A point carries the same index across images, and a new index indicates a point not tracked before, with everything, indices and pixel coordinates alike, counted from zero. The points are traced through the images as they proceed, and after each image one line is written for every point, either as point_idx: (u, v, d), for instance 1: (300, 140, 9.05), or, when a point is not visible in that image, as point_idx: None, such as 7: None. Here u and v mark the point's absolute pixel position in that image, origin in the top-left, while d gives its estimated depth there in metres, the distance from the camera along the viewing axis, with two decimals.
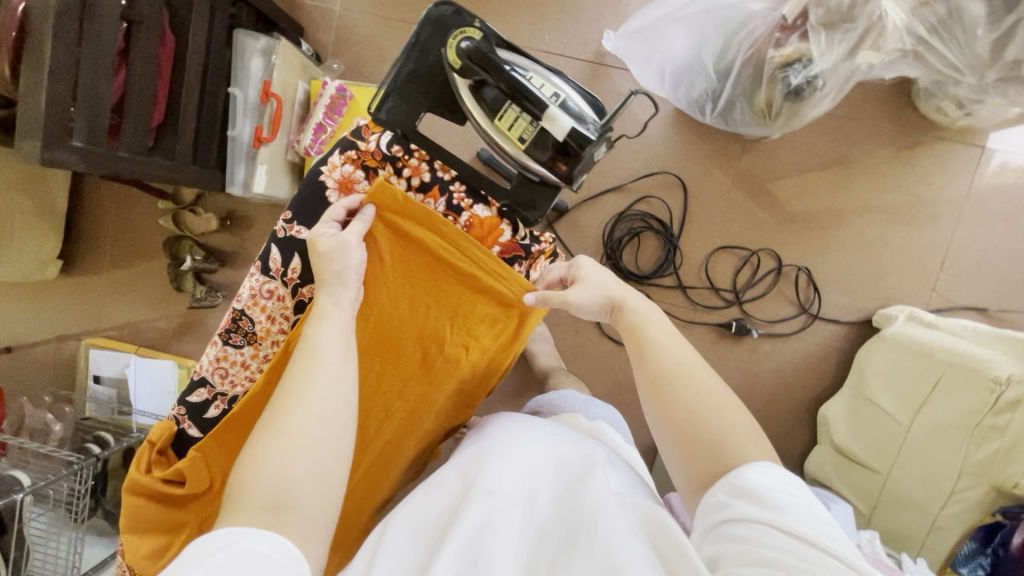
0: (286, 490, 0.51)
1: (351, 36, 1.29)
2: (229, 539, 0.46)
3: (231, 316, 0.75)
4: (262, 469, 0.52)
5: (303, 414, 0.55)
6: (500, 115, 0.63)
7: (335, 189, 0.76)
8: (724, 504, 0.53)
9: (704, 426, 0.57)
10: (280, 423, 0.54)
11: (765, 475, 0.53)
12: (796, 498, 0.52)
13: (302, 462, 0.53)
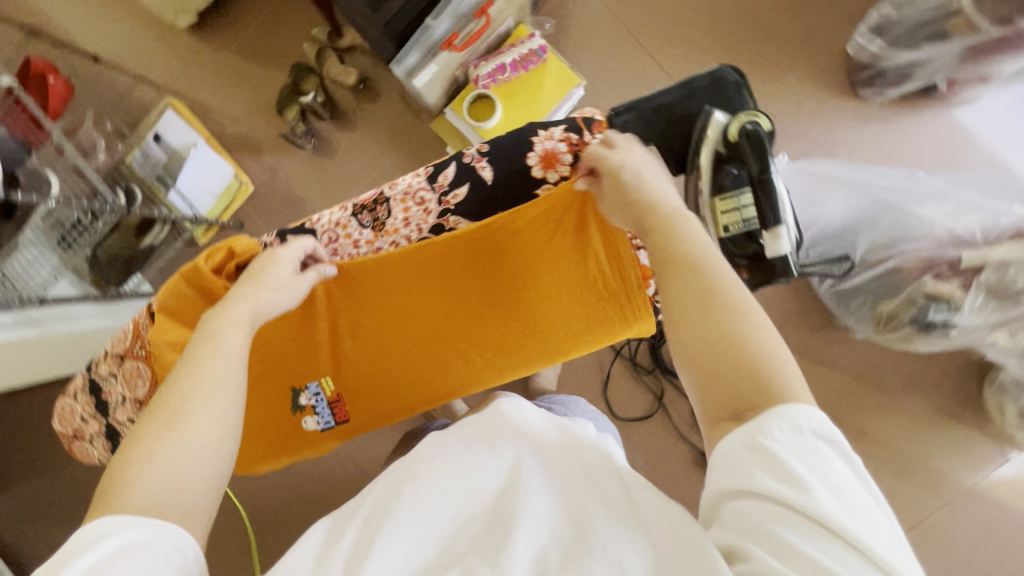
0: (180, 496, 0.46)
1: (571, 9, 1.30)
2: (119, 529, 0.42)
3: (375, 195, 0.66)
4: (157, 469, 0.46)
5: (204, 418, 0.49)
6: (727, 196, 0.58)
7: (537, 157, 0.62)
8: (750, 471, 0.41)
9: (733, 355, 0.45)
10: (179, 422, 0.48)
11: (803, 423, 0.41)
12: (828, 453, 0.41)
13: (192, 456, 0.48)
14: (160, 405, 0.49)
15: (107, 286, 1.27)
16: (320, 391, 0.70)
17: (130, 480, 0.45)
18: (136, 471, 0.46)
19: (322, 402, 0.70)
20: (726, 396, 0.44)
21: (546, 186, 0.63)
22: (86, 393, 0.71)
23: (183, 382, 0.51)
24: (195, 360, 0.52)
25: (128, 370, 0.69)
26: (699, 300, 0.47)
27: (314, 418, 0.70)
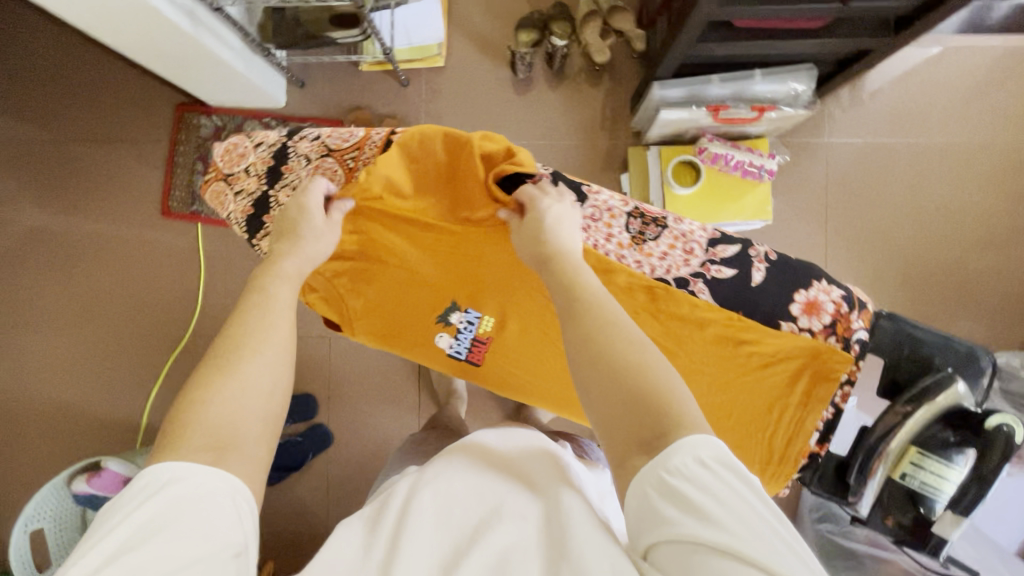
0: (235, 429, 0.49)
1: (797, 158, 1.34)
2: (181, 474, 0.45)
3: (655, 212, 0.64)
4: (215, 413, 0.49)
5: (266, 356, 0.53)
6: (923, 454, 0.61)
7: (804, 301, 0.62)
8: (670, 520, 0.42)
9: (631, 395, 0.48)
10: (234, 368, 0.51)
11: (704, 454, 0.43)
12: (738, 479, 0.42)
13: (247, 403, 0.50)
14: (224, 351, 0.52)
15: (268, 38, 1.19)
16: (474, 322, 0.70)
17: (200, 411, 0.48)
18: (203, 407, 0.49)
19: (468, 331, 0.70)
20: (632, 436, 0.47)
21: (793, 324, 0.62)
22: (270, 152, 0.65)
23: (244, 332, 0.54)
24: (264, 313, 0.55)
25: (330, 169, 0.65)
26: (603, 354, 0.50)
27: (450, 338, 0.71)
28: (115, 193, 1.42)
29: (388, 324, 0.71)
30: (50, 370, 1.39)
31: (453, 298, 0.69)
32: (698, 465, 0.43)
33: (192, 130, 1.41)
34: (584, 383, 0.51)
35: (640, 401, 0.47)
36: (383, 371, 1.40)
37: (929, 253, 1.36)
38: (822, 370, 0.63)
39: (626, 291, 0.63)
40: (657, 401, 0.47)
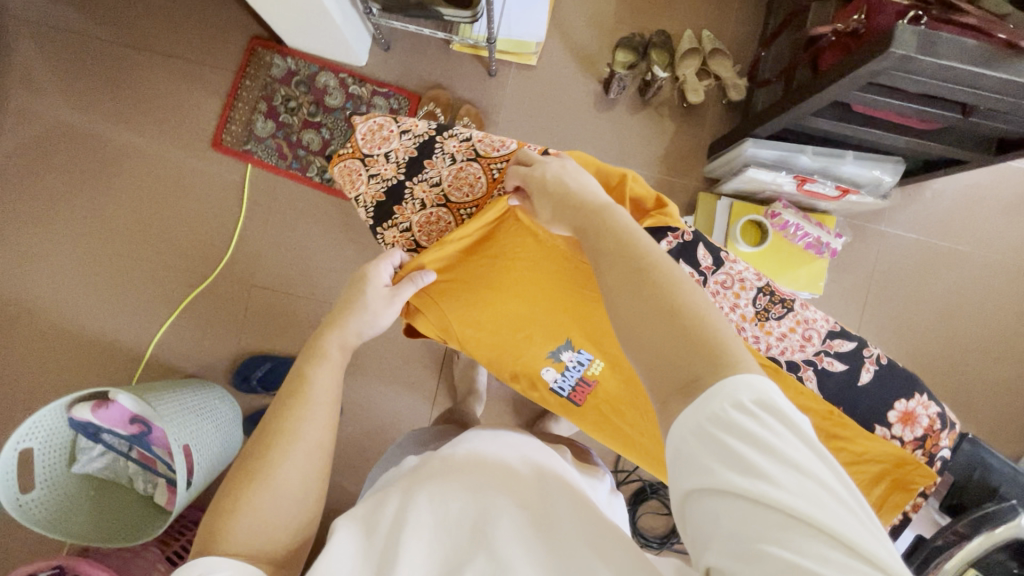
0: (269, 536, 0.55)
1: (854, 239, 1.37)
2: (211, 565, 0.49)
3: (784, 295, 0.70)
4: (254, 511, 0.54)
5: (299, 454, 0.58)
6: None
7: (899, 412, 0.67)
8: (712, 474, 0.41)
9: (672, 338, 0.47)
10: (268, 474, 0.56)
11: (747, 397, 0.42)
12: (781, 426, 0.41)
13: (278, 507, 0.56)
14: (261, 449, 0.58)
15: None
16: (583, 363, 0.79)
17: (239, 512, 0.54)
18: (245, 512, 0.54)
19: (576, 369, 0.80)
20: (676, 384, 0.45)
21: (888, 430, 0.66)
22: (415, 144, 0.75)
23: (282, 427, 0.59)
24: (302, 404, 0.61)
25: (467, 170, 0.74)
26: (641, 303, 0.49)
27: (556, 373, 0.81)
28: (168, 113, 1.36)
29: (500, 350, 0.81)
30: (62, 280, 1.33)
31: (568, 338, 0.79)
32: (738, 410, 0.42)
33: (263, 67, 1.35)
34: (624, 326, 0.50)
35: (685, 343, 0.46)
36: (407, 355, 1.37)
37: (965, 362, 1.36)
38: (901, 473, 0.65)
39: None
40: (699, 343, 0.46)
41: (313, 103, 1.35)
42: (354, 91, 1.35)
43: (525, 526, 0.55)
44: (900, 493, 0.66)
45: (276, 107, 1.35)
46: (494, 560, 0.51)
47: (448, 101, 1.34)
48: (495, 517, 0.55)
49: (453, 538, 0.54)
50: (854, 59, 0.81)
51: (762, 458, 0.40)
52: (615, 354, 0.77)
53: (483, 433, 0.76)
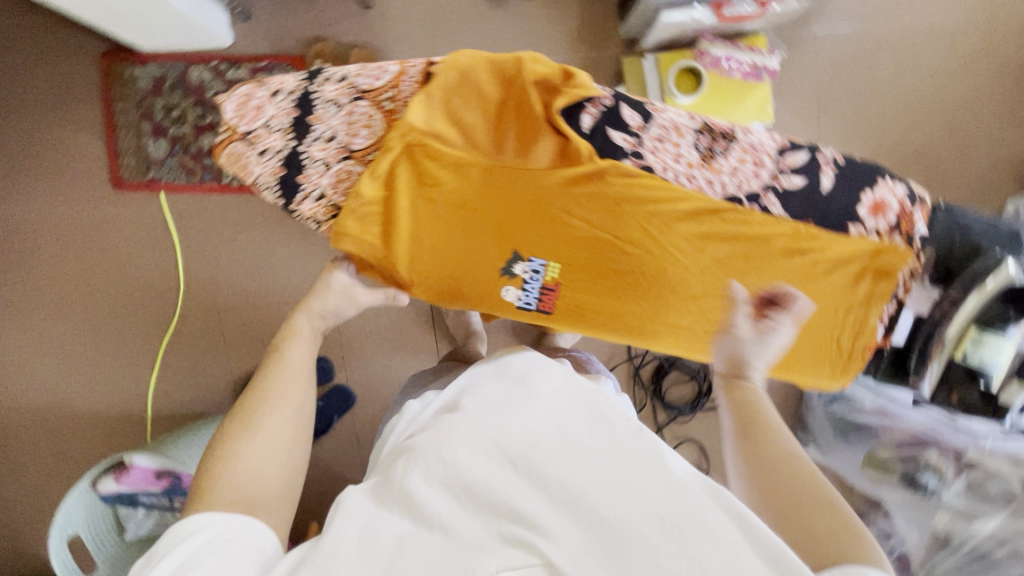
0: (259, 487, 0.49)
1: (790, 53, 1.31)
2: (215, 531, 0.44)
3: (723, 127, 0.62)
4: (245, 454, 0.50)
5: (288, 408, 0.55)
6: (984, 333, 0.63)
7: (869, 202, 0.63)
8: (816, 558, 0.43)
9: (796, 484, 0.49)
10: (258, 424, 0.53)
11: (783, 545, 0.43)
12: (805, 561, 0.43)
13: (268, 461, 0.51)
14: (244, 406, 0.55)
15: None
16: (540, 271, 0.67)
17: (222, 459, 0.50)
18: (221, 468, 0.49)
19: (535, 280, 0.67)
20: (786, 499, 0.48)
21: (861, 226, 0.63)
22: (291, 102, 0.59)
23: (264, 387, 0.57)
24: (279, 373, 0.58)
25: (358, 111, 0.59)
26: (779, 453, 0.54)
27: (517, 291, 0.68)
28: (52, 170, 1.24)
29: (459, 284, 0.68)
30: (32, 371, 1.28)
31: (518, 251, 0.66)
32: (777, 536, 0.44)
33: (127, 83, 1.22)
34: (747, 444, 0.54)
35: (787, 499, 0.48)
36: (396, 324, 1.35)
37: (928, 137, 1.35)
38: (885, 267, 0.64)
39: (688, 216, 0.62)
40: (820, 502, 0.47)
41: (196, 104, 1.23)
42: (233, 76, 1.24)
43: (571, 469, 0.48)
44: (888, 283, 0.65)
45: (160, 122, 1.23)
46: (514, 521, 0.46)
47: (334, 52, 1.22)
48: (501, 466, 0.49)
49: (468, 500, 0.48)
50: None
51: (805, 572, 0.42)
52: (585, 251, 0.65)
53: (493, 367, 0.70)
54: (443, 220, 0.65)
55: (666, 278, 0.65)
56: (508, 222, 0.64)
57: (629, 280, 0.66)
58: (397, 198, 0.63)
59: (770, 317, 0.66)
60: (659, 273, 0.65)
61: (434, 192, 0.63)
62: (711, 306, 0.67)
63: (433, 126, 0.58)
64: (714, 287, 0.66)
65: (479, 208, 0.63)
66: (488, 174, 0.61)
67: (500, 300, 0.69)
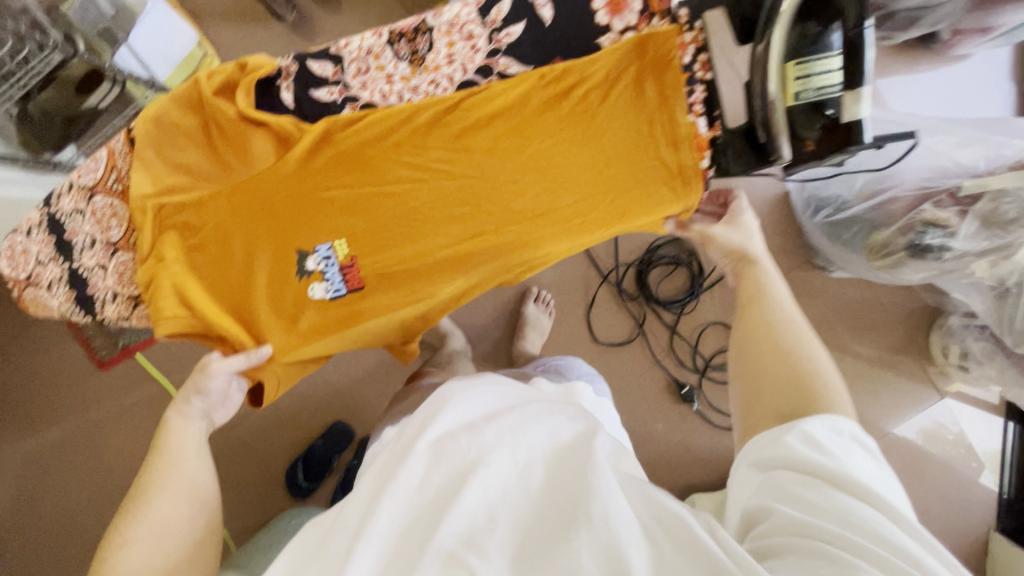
0: (166, 546, 0.53)
1: None
2: None
3: (415, 23, 0.56)
4: (137, 539, 0.52)
5: (180, 488, 0.57)
6: (804, 62, 0.52)
7: (600, 3, 0.55)
8: (781, 447, 0.47)
9: (782, 388, 0.53)
10: (144, 511, 0.55)
11: (829, 428, 0.47)
12: (836, 454, 0.45)
13: (157, 542, 0.53)
14: (137, 489, 0.57)
15: (41, 149, 1.09)
16: (331, 254, 0.60)
17: (119, 540, 0.53)
18: (119, 550, 0.52)
19: (332, 266, 0.61)
20: (771, 409, 0.52)
21: (612, 35, 0.55)
22: (45, 229, 0.60)
23: (154, 465, 0.59)
24: (168, 451, 0.61)
25: (98, 206, 0.59)
26: (761, 347, 0.57)
27: (322, 286, 0.61)
28: None
29: (271, 313, 0.61)
30: None
31: (296, 248, 0.60)
32: (803, 439, 0.47)
33: None
34: (742, 370, 0.57)
35: (794, 389, 0.52)
36: (380, 361, 1.36)
37: None
38: (654, 62, 0.56)
39: (432, 126, 0.57)
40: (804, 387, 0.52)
41: None
42: None
43: (536, 496, 0.51)
44: (672, 72, 0.56)
45: None
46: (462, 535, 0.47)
47: None
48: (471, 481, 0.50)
49: (421, 507, 0.51)
50: None
51: (831, 486, 0.43)
52: (368, 214, 0.60)
53: (460, 382, 0.72)
54: (214, 256, 0.60)
55: (455, 193, 0.59)
56: (273, 225, 0.59)
57: (419, 213, 0.60)
58: (157, 263, 0.59)
59: (576, 181, 0.59)
60: (442, 194, 0.59)
61: (190, 236, 0.60)
62: (512, 198, 0.60)
63: (163, 183, 0.58)
64: (499, 179, 0.59)
65: (238, 225, 0.59)
66: (229, 194, 0.58)
67: (312, 305, 0.62)
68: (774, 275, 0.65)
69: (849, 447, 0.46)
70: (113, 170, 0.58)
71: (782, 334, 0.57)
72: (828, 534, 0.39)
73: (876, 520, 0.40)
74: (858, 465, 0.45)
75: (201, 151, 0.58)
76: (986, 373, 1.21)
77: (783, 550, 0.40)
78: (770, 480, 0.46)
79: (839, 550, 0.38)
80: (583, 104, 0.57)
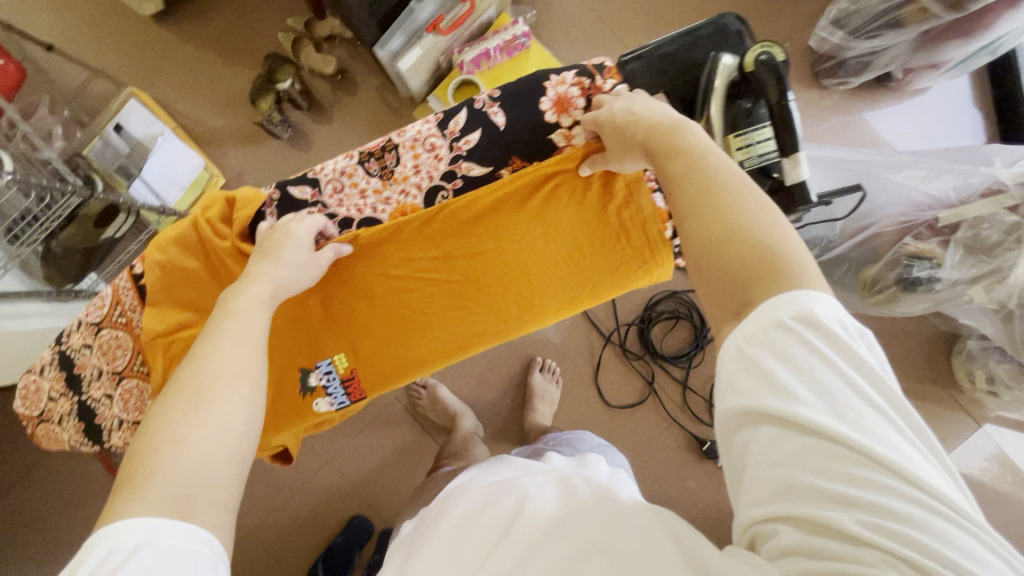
0: (211, 477, 0.40)
1: (548, 5, 1.33)
2: (143, 539, 0.35)
3: (381, 142, 0.62)
4: (180, 457, 0.40)
5: (236, 380, 0.45)
6: (742, 133, 0.56)
7: (548, 104, 0.61)
8: (750, 368, 0.37)
9: (745, 263, 0.40)
10: (199, 400, 0.43)
11: (793, 312, 0.37)
12: (818, 363, 0.35)
13: (218, 444, 0.41)
14: (184, 378, 0.44)
15: (62, 282, 1.16)
16: (331, 369, 0.66)
17: (153, 467, 0.39)
18: (169, 450, 0.40)
19: (333, 381, 0.67)
20: (734, 295, 0.40)
21: (560, 131, 0.61)
22: (56, 367, 0.64)
23: (197, 362, 0.45)
24: (235, 321, 0.49)
25: (106, 339, 0.63)
26: (703, 231, 0.43)
27: (326, 400, 0.67)
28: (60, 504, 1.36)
29: (282, 426, 0.66)
30: None
31: (297, 365, 0.65)
32: (783, 333, 0.37)
33: None
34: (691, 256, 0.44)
35: (749, 267, 0.40)
36: (394, 449, 1.34)
37: None
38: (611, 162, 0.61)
39: (424, 235, 0.63)
40: (760, 260, 0.40)
41: None
42: None
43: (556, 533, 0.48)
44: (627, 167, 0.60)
45: None
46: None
47: None
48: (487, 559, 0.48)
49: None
50: None
51: (821, 414, 0.34)
52: (370, 324, 0.66)
53: (486, 471, 0.72)
54: None
55: (452, 290, 0.66)
56: (276, 347, 0.65)
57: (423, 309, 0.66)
58: None
59: (551, 269, 0.65)
60: (440, 291, 0.66)
61: None
62: (497, 292, 0.66)
63: (169, 322, 0.61)
64: (488, 273, 0.65)
65: None
66: None
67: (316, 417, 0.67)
68: (673, 113, 0.51)
69: (831, 354, 0.36)
70: (118, 305, 0.63)
71: (719, 201, 0.43)
72: (846, 503, 0.33)
73: (871, 478, 0.33)
74: (849, 372, 0.36)
75: (208, 283, 0.62)
76: (1017, 396, 1.15)
77: (787, 534, 0.34)
78: (756, 413, 0.36)
79: (826, 522, 0.33)
80: (550, 203, 0.63)
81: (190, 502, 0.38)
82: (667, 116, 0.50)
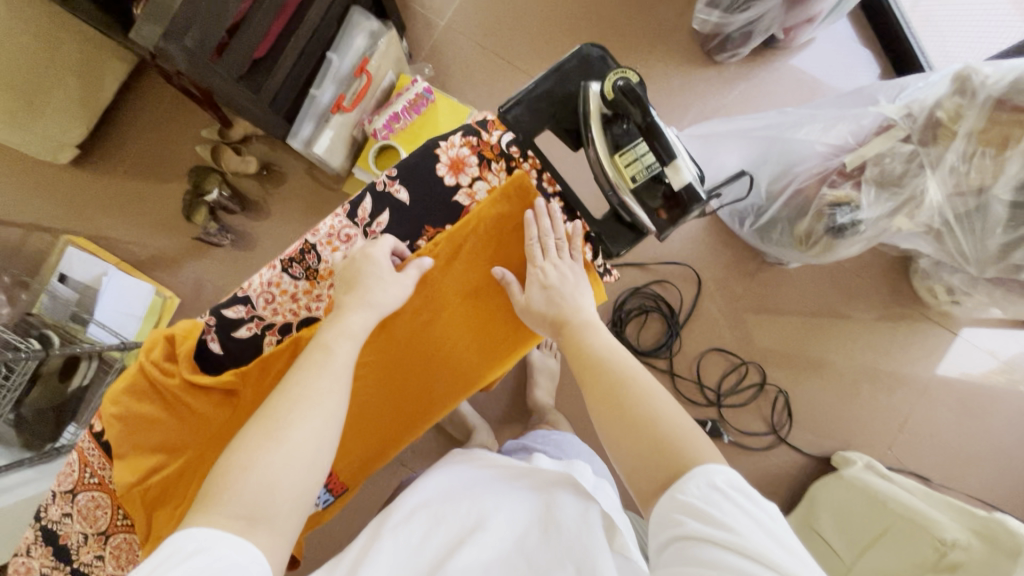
0: (269, 505, 0.45)
1: (444, 54, 1.38)
2: (204, 545, 0.41)
3: (299, 246, 0.65)
4: (250, 478, 0.46)
5: (316, 418, 0.50)
6: (625, 151, 0.60)
7: (445, 168, 0.65)
8: (682, 515, 0.45)
9: (651, 447, 0.50)
10: (282, 434, 0.48)
11: (716, 478, 0.46)
12: (737, 512, 0.43)
13: (289, 474, 0.47)
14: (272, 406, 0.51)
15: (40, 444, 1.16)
16: None
17: (234, 486, 0.45)
18: (244, 473, 0.46)
19: None
20: (648, 465, 0.49)
21: (462, 190, 0.66)
22: (41, 543, 0.64)
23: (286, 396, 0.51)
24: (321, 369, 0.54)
25: (83, 502, 0.64)
26: (628, 401, 0.53)
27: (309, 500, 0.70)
28: None
29: None
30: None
31: None
32: (710, 487, 0.45)
33: None
34: (612, 437, 0.53)
35: (657, 446, 0.50)
36: None
37: None
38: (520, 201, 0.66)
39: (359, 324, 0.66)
40: (662, 450, 0.49)
41: None
42: None
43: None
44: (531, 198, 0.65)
45: None
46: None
47: None
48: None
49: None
50: (184, 71, 0.92)
51: (738, 552, 0.41)
52: None
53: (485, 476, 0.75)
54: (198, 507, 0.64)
55: (400, 363, 0.69)
56: None
57: (364, 399, 0.69)
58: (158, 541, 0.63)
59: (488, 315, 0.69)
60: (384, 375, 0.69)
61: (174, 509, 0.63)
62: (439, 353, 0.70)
63: (140, 470, 0.62)
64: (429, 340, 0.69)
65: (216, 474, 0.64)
66: (199, 454, 0.64)
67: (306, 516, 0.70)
68: (588, 302, 0.63)
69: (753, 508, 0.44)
70: (87, 466, 0.63)
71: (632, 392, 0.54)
72: None
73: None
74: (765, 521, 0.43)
75: (167, 419, 0.63)
76: (978, 300, 1.19)
77: None
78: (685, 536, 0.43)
79: None
80: (472, 259, 0.67)
81: (256, 524, 0.44)
82: (582, 310, 0.62)
